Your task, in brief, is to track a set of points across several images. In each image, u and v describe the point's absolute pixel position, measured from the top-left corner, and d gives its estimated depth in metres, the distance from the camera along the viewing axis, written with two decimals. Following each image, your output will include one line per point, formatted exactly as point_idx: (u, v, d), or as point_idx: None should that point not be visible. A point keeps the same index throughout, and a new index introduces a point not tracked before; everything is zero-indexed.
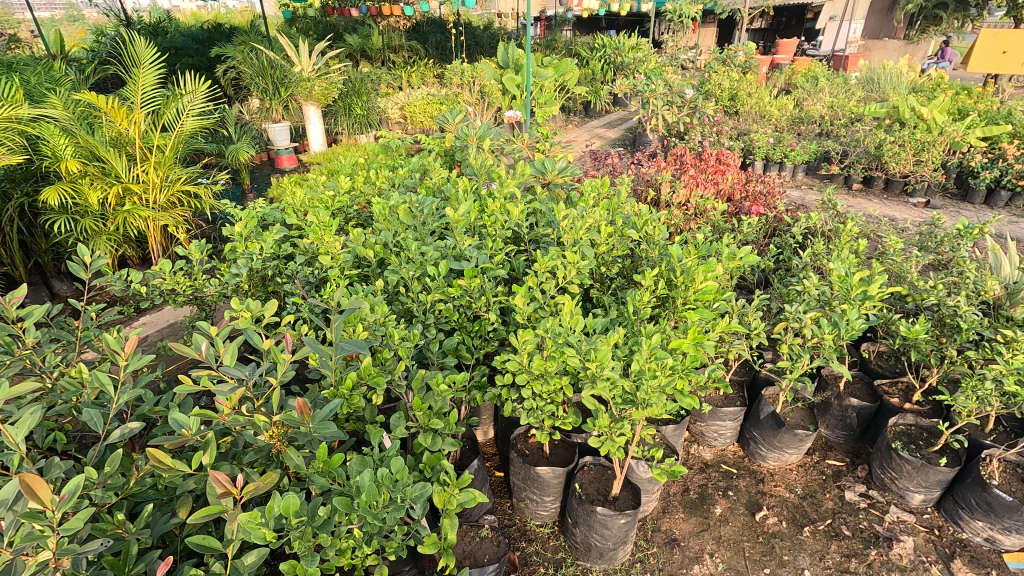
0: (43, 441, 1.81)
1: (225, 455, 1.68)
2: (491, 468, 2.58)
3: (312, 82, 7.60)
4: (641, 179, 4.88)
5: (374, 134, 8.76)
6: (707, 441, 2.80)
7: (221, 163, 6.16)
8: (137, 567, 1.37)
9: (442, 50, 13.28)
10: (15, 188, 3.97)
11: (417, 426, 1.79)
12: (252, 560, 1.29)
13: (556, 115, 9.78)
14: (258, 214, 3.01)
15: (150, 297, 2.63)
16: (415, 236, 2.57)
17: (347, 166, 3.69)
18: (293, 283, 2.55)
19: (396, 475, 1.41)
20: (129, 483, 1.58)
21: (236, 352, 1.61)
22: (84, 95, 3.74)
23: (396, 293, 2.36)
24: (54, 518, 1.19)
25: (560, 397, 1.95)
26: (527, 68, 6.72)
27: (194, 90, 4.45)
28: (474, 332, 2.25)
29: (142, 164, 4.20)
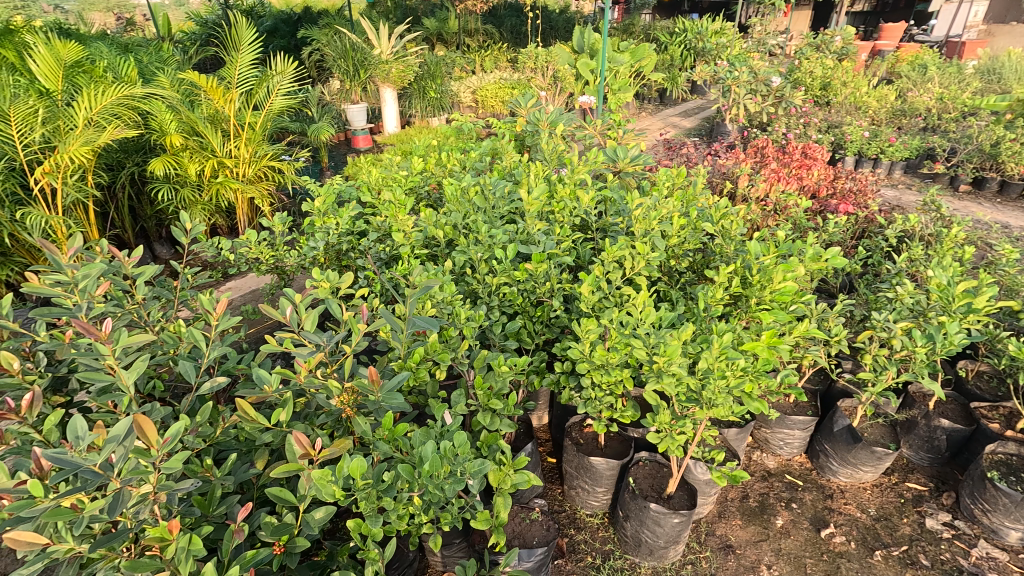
0: (144, 388, 2.02)
1: (300, 415, 1.80)
2: (543, 453, 2.59)
3: (390, 65, 7.81)
4: (717, 171, 4.69)
5: (446, 117, 8.90)
6: (772, 449, 2.67)
7: (304, 141, 6.50)
8: (220, 509, 1.52)
9: (517, 35, 13.26)
10: (128, 158, 4.40)
11: (477, 404, 1.84)
12: (321, 515, 1.39)
13: (630, 102, 9.50)
14: (336, 191, 3.16)
15: (238, 264, 2.84)
16: (485, 218, 2.59)
17: (420, 147, 3.78)
18: (366, 259, 2.66)
19: (457, 449, 1.45)
20: (216, 433, 1.74)
21: (316, 320, 1.72)
22: (189, 75, 4.07)
23: (463, 273, 2.40)
24: (156, 457, 1.33)
25: (619, 390, 1.92)
26: (603, 53, 6.55)
27: (284, 71, 4.70)
28: (536, 317, 2.25)
29: (234, 140, 4.52)
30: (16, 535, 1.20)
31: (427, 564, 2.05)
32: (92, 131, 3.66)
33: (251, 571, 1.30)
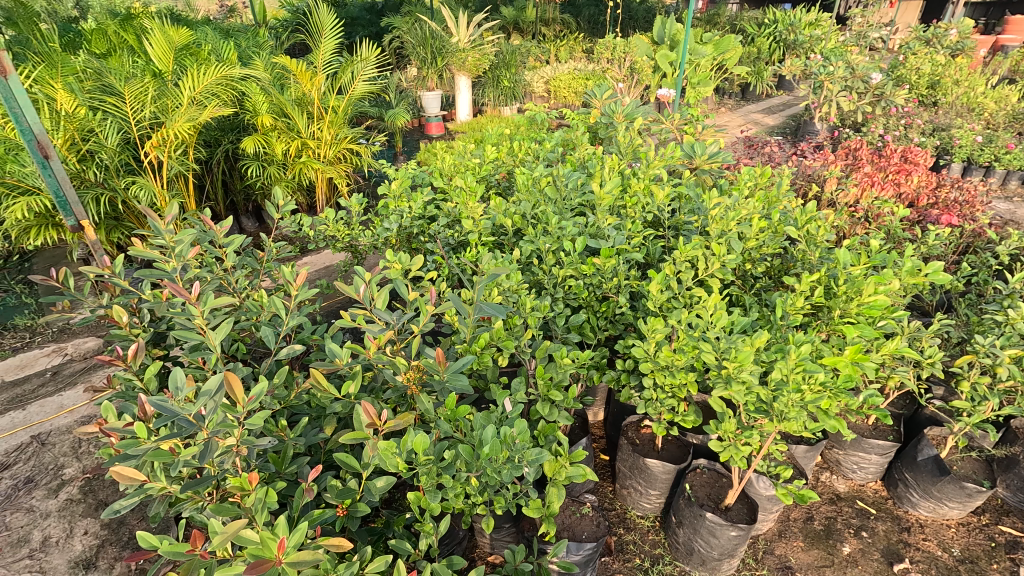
0: (229, 348, 2.19)
1: (367, 387, 1.88)
2: (597, 449, 2.57)
3: (467, 53, 7.92)
4: (802, 172, 4.41)
5: (518, 106, 8.90)
6: (843, 472, 2.51)
7: (381, 126, 6.74)
8: (291, 468, 1.63)
9: (594, 24, 13.04)
10: (224, 136, 4.74)
11: (536, 394, 1.85)
12: (382, 484, 1.47)
13: (709, 97, 9.11)
14: (410, 175, 3.25)
15: (316, 241, 3.00)
16: (555, 210, 2.58)
17: (493, 135, 3.80)
18: (435, 243, 2.73)
19: (517, 436, 1.47)
20: (291, 396, 1.86)
21: (387, 298, 1.80)
22: (281, 59, 4.31)
23: (529, 263, 2.41)
24: (241, 414, 1.44)
25: (682, 393, 1.87)
26: (685, 44, 6.31)
27: (366, 57, 4.87)
28: (600, 312, 2.22)
29: (318, 122, 4.75)
30: (120, 470, 1.35)
31: (476, 544, 2.10)
32: (195, 109, 3.98)
33: (316, 529, 1.40)
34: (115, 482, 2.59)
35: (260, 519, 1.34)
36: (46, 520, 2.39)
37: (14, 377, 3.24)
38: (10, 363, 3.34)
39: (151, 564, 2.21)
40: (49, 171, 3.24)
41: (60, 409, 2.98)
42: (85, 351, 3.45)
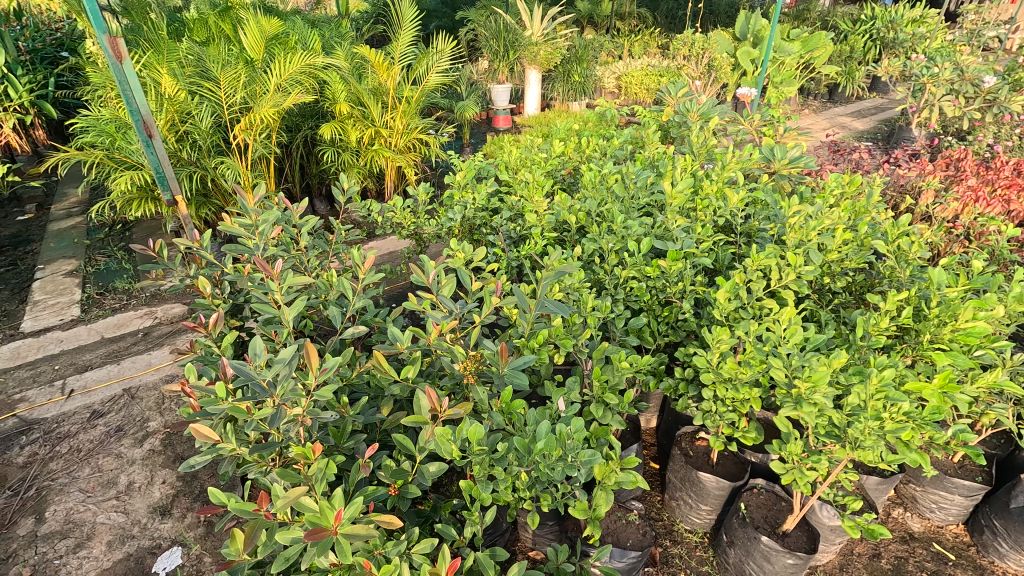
0: (298, 324, 2.31)
1: (424, 373, 1.93)
2: (647, 457, 2.50)
3: (539, 47, 7.88)
4: (894, 182, 4.06)
5: (586, 101, 8.78)
6: (919, 510, 2.32)
7: (451, 117, 6.85)
8: (348, 444, 1.70)
9: (672, 18, 12.64)
10: (304, 122, 4.99)
11: (590, 395, 1.82)
12: (434, 470, 1.53)
13: (792, 97, 8.59)
14: (476, 167, 3.28)
15: (383, 227, 3.10)
16: (621, 208, 2.52)
17: (561, 130, 3.76)
18: (497, 236, 2.74)
19: (570, 435, 1.46)
20: (352, 375, 1.94)
21: (452, 287, 1.86)
22: (362, 50, 4.47)
23: (591, 261, 2.37)
24: (309, 387, 1.52)
25: (744, 408, 1.78)
26: (770, 42, 5.99)
27: (442, 50, 4.95)
28: (662, 317, 2.16)
29: (391, 112, 4.90)
30: (199, 427, 1.45)
31: (518, 538, 2.10)
32: (280, 95, 4.20)
33: (370, 505, 1.45)
34: (191, 439, 2.80)
35: (319, 488, 1.41)
36: (132, 466, 2.63)
37: (112, 334, 3.59)
38: (109, 322, 3.70)
39: (218, 518, 2.38)
40: (152, 149, 3.54)
41: (148, 367, 3.26)
42: (172, 316, 3.75)
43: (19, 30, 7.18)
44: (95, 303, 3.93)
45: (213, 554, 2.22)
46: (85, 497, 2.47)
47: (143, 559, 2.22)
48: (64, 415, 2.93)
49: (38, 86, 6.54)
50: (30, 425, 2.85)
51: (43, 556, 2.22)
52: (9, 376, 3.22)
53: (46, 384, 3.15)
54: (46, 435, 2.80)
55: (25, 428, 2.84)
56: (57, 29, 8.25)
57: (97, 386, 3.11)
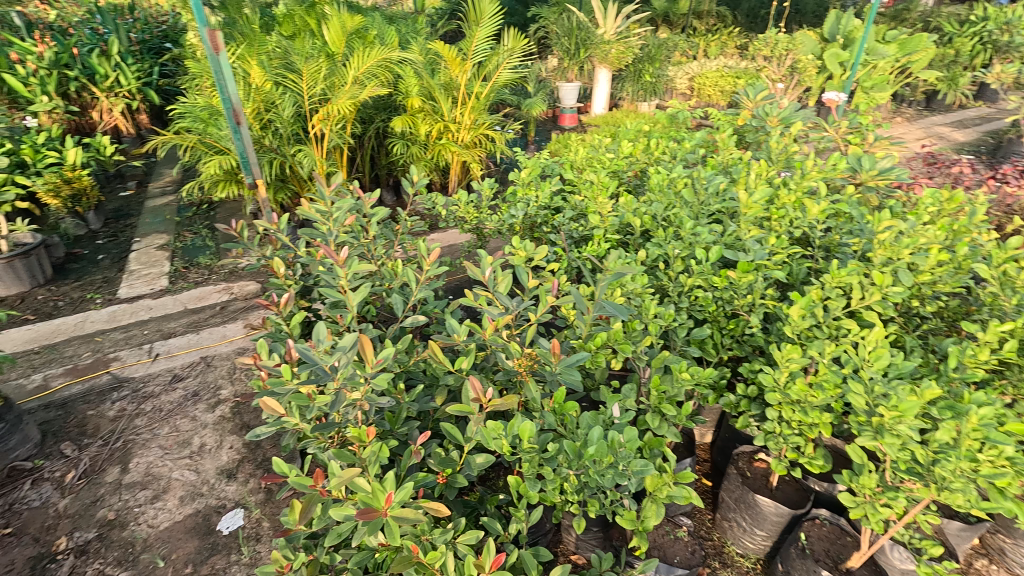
0: (362, 309, 2.39)
1: (479, 367, 1.95)
2: (700, 473, 2.41)
3: (611, 45, 7.74)
4: (999, 200, 3.69)
5: (656, 102, 8.57)
6: (1008, 565, 2.09)
7: (518, 114, 6.88)
8: (402, 429, 1.75)
9: (753, 18, 12.11)
10: (377, 115, 5.17)
11: (645, 404, 1.78)
12: (482, 462, 1.55)
13: (884, 104, 7.99)
14: (541, 164, 3.27)
15: (447, 220, 3.16)
16: (689, 214, 2.43)
17: (630, 131, 3.68)
18: (558, 235, 2.73)
19: (624, 443, 1.43)
20: (410, 362, 1.99)
21: (509, 284, 1.86)
22: (437, 46, 4.56)
23: (654, 267, 2.31)
24: (368, 371, 1.57)
25: (813, 433, 1.68)
26: (862, 44, 5.62)
27: (514, 47, 4.95)
28: (727, 330, 2.07)
29: (461, 107, 4.97)
30: (266, 401, 1.54)
31: (560, 540, 2.08)
32: (357, 88, 4.37)
33: (419, 491, 1.49)
34: (257, 409, 2.98)
35: (372, 470, 1.46)
36: (204, 430, 2.83)
37: (194, 305, 3.88)
38: (192, 294, 4.01)
39: (277, 487, 2.52)
40: (239, 135, 3.78)
41: (223, 338, 3.50)
42: (247, 292, 4.00)
43: (132, 22, 7.89)
44: (181, 276, 4.26)
45: (270, 520, 2.36)
46: (163, 454, 2.69)
47: (210, 517, 2.38)
48: (150, 376, 3.19)
49: (145, 73, 7.17)
50: (120, 383, 3.13)
51: (125, 503, 2.44)
52: (106, 337, 3.56)
53: (136, 346, 3.45)
54: (133, 393, 3.06)
55: (116, 384, 3.12)
56: (163, 22, 9.00)
57: (179, 352, 3.37)
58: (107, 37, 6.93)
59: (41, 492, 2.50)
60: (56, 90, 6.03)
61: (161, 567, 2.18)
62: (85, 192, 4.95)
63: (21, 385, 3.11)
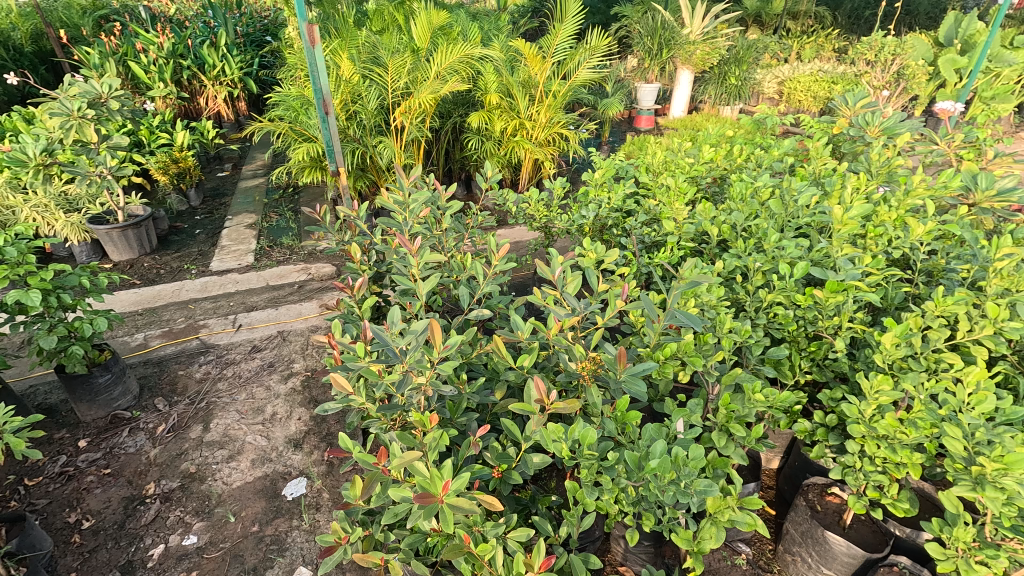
0: (429, 298, 2.46)
1: (541, 365, 1.94)
2: (764, 501, 2.28)
3: (696, 46, 7.46)
4: None
5: (740, 107, 8.17)
6: None
7: (594, 114, 6.79)
8: (460, 420, 1.78)
9: (855, 19, 11.27)
10: (455, 110, 5.28)
11: (712, 421, 1.70)
12: (538, 462, 1.54)
13: (1006, 117, 7.18)
14: (616, 166, 3.21)
15: (517, 218, 3.18)
16: (773, 226, 2.29)
17: (712, 135, 3.53)
18: (629, 238, 2.67)
19: (689, 459, 1.37)
20: (473, 355, 2.01)
21: (578, 285, 1.84)
22: (518, 44, 4.59)
23: (730, 279, 2.21)
24: (434, 359, 1.61)
25: (899, 473, 1.54)
26: (986, 50, 5.08)
27: (596, 46, 4.88)
28: (807, 352, 1.94)
29: (537, 105, 4.98)
30: (337, 377, 1.62)
31: (608, 550, 2.04)
32: (438, 83, 4.48)
33: (475, 482, 1.50)
34: (325, 385, 3.14)
35: (431, 456, 1.49)
36: (277, 399, 3.02)
37: (275, 282, 4.15)
38: (274, 272, 4.28)
39: (339, 461, 2.65)
40: (326, 125, 3.98)
41: (299, 316, 3.72)
42: (323, 274, 4.23)
43: (239, 17, 8.54)
44: (266, 254, 4.56)
45: (330, 492, 2.48)
46: (240, 418, 2.89)
47: (276, 481, 2.54)
48: (233, 344, 3.45)
49: (247, 64, 7.72)
50: (208, 348, 3.41)
51: (205, 459, 2.65)
52: (198, 305, 3.88)
53: (223, 316, 3.74)
54: (218, 359, 3.32)
55: (204, 349, 3.40)
56: (266, 17, 9.69)
57: (260, 325, 3.62)
58: (217, 30, 7.53)
59: (136, 441, 2.76)
60: (171, 78, 6.64)
61: (231, 522, 2.35)
62: (189, 171, 5.42)
63: (125, 342, 3.45)
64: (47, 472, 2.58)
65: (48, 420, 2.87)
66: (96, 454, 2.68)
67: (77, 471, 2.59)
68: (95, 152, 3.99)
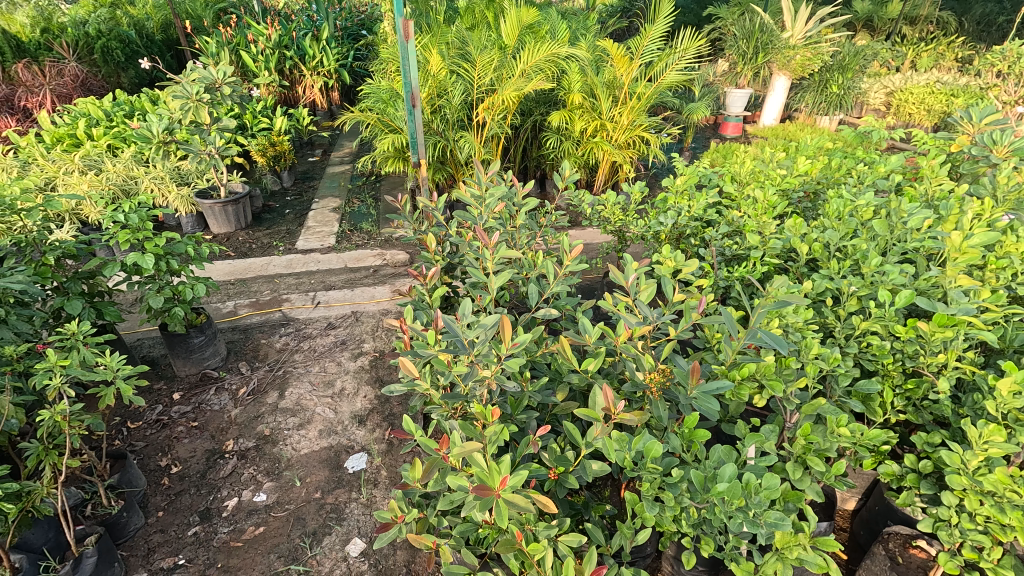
0: (498, 292, 2.48)
1: (606, 371, 1.91)
2: (836, 545, 2.11)
3: (796, 51, 7.01)
4: None
5: (841, 118, 7.60)
6: None
7: (677, 118, 6.57)
8: (520, 416, 1.78)
9: (986, 26, 10.13)
10: (537, 108, 5.30)
11: (787, 451, 1.60)
12: (597, 468, 1.51)
13: None
14: (699, 173, 3.09)
15: (590, 220, 3.14)
16: (874, 248, 2.10)
17: (808, 147, 3.31)
18: (708, 250, 2.56)
19: (761, 488, 1.30)
20: (537, 353, 2.01)
21: (653, 293, 1.78)
22: (607, 43, 4.53)
23: (819, 302, 2.06)
24: (501, 354, 1.61)
25: (1005, 537, 1.37)
26: None
27: (688, 47, 4.70)
28: (903, 388, 1.77)
29: (620, 107, 4.88)
30: (406, 361, 1.65)
31: (659, 569, 1.97)
32: (523, 80, 4.50)
33: (531, 481, 1.50)
34: (391, 366, 3.27)
35: (491, 449, 1.50)
36: (347, 375, 3.18)
37: (352, 265, 4.36)
38: (352, 254, 4.50)
39: (398, 442, 2.74)
40: (412, 117, 4.11)
41: (372, 298, 3.88)
42: (397, 260, 4.39)
43: (339, 11, 9.04)
44: (346, 238, 4.81)
45: (388, 470, 2.58)
46: (312, 389, 3.07)
47: (340, 453, 2.68)
48: (311, 319, 3.67)
49: (343, 56, 8.15)
50: (289, 320, 3.65)
51: (278, 424, 2.84)
52: (283, 280, 4.16)
53: (304, 292, 3.98)
54: (296, 332, 3.55)
55: (285, 321, 3.64)
56: (363, 13, 10.18)
57: (336, 304, 3.82)
58: (319, 23, 8.01)
59: (220, 399, 3.00)
60: (275, 67, 7.14)
61: (297, 486, 2.51)
62: (285, 154, 5.81)
63: (218, 308, 3.76)
64: (145, 418, 2.87)
65: (150, 371, 3.19)
66: (186, 407, 2.95)
67: (170, 421, 2.86)
68: (207, 133, 4.36)
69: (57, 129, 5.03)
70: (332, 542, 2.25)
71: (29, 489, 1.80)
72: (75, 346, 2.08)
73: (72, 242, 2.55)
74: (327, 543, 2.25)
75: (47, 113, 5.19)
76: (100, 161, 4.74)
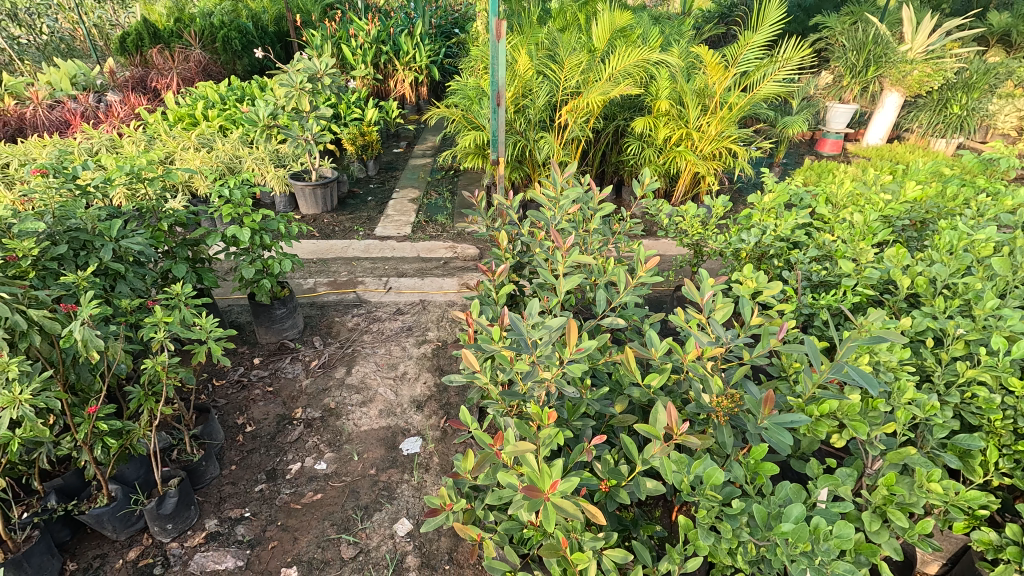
0: (565, 295, 2.47)
1: (670, 389, 1.84)
2: None
3: (914, 66, 6.43)
4: None
5: (960, 141, 6.91)
6: None
7: (770, 132, 6.22)
8: (577, 423, 1.76)
9: None
10: (620, 113, 5.20)
11: (865, 499, 1.47)
12: (651, 487, 1.46)
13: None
14: (790, 191, 2.90)
15: (666, 231, 3.05)
16: (991, 289, 1.88)
17: (920, 170, 3.02)
18: (792, 272, 2.41)
19: (832, 535, 1.20)
20: (600, 361, 1.98)
21: (728, 313, 1.69)
22: (701, 50, 4.36)
23: (917, 342, 1.87)
24: (563, 357, 1.60)
25: None
26: None
27: (791, 57, 4.43)
28: (1011, 450, 1.57)
29: (710, 116, 4.69)
30: (468, 354, 1.68)
31: None
32: (609, 85, 4.44)
33: (581, 490, 1.48)
34: (452, 357, 3.34)
35: (544, 451, 1.49)
36: (409, 360, 3.29)
37: (425, 254, 4.50)
38: (425, 245, 4.65)
39: (452, 431, 2.80)
40: (496, 115, 4.17)
41: (440, 289, 3.99)
42: (467, 254, 4.48)
43: (434, 10, 9.35)
44: (421, 228, 4.97)
45: (440, 458, 2.64)
46: (376, 369, 3.21)
47: (396, 435, 2.78)
48: (381, 303, 3.83)
49: (434, 53, 8.42)
50: (361, 302, 3.83)
51: (343, 399, 2.99)
52: (359, 263, 4.37)
53: (377, 276, 4.16)
54: (367, 313, 3.72)
55: (357, 302, 3.83)
56: (457, 12, 10.45)
57: (406, 291, 3.96)
58: (415, 20, 8.32)
59: (294, 369, 3.21)
60: (371, 61, 7.51)
61: (354, 460, 2.63)
62: (372, 144, 6.10)
63: (300, 283, 4.03)
64: (228, 377, 3.13)
65: (237, 334, 3.47)
66: (264, 371, 3.18)
67: (249, 382, 3.10)
68: (306, 120, 4.67)
69: (180, 109, 5.59)
70: (381, 518, 2.34)
71: (129, 429, 2.03)
72: (178, 305, 2.30)
73: (183, 212, 2.81)
74: (376, 518, 2.34)
75: (172, 94, 5.78)
76: (212, 140, 5.21)
